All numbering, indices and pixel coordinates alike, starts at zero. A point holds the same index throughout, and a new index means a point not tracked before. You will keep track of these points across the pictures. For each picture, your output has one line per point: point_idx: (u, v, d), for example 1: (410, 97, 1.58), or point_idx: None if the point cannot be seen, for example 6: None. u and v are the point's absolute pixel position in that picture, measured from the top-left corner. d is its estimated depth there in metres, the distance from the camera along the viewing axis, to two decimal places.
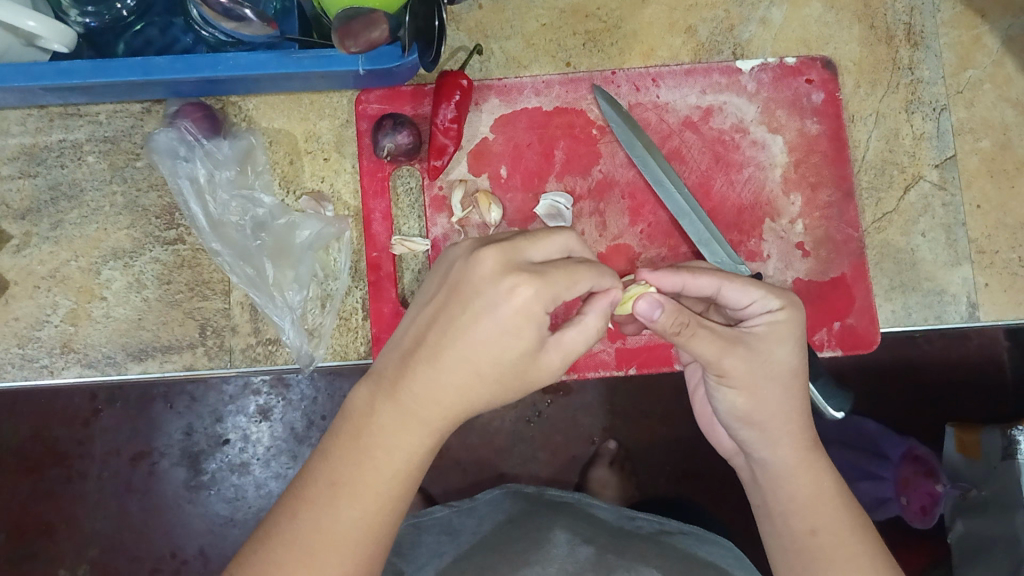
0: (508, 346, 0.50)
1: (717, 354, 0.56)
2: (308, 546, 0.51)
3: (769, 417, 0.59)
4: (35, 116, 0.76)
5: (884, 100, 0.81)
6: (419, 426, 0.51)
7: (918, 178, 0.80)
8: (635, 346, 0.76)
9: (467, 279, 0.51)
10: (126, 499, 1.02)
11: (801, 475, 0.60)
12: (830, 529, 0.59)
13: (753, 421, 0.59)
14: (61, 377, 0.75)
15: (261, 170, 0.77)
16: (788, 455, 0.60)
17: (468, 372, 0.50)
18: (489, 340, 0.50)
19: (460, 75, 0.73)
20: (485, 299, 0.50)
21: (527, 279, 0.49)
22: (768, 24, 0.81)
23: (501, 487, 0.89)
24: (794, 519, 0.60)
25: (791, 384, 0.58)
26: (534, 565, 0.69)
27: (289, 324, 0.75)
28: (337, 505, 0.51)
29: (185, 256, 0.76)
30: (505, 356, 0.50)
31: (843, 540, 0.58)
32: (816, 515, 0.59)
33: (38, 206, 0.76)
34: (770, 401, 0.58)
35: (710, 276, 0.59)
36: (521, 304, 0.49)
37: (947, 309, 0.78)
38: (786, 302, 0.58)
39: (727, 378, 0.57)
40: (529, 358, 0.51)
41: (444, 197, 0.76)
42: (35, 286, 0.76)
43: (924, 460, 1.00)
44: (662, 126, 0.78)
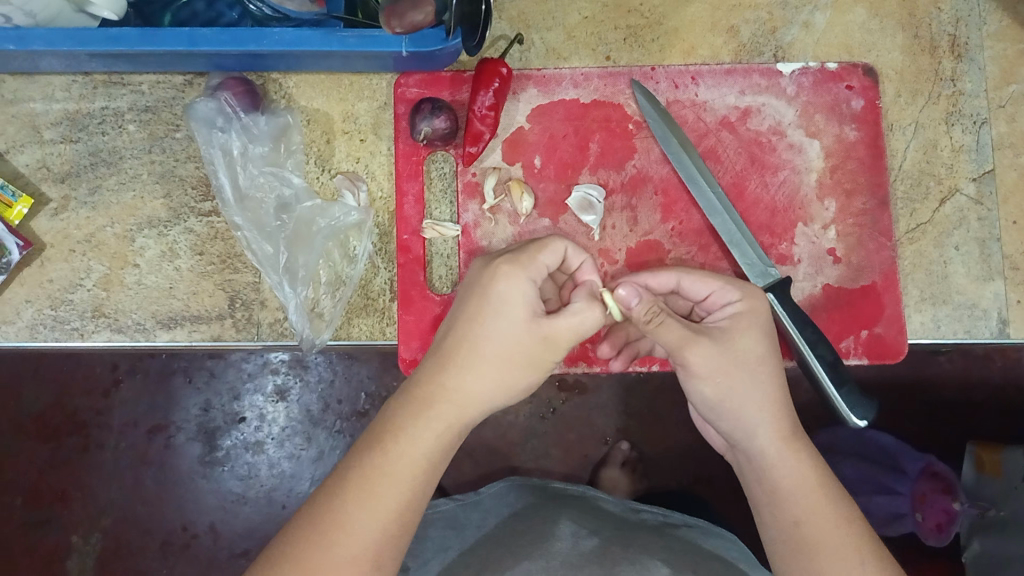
0: (501, 323, 0.56)
1: (680, 342, 0.59)
2: (319, 527, 0.52)
3: (749, 392, 0.59)
4: (79, 83, 0.77)
5: (924, 111, 0.80)
6: (427, 413, 0.55)
7: (954, 190, 0.79)
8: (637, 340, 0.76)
9: (469, 283, 0.60)
10: (141, 469, 1.02)
11: (788, 459, 0.58)
12: (813, 515, 0.56)
13: (727, 410, 0.60)
14: (91, 340, 0.75)
15: (294, 150, 0.77)
16: (773, 438, 0.59)
17: (468, 349, 0.56)
18: (503, 320, 0.56)
19: (500, 63, 0.73)
20: (481, 287, 0.58)
21: (507, 262, 0.58)
22: (811, 28, 0.80)
23: (505, 481, 0.89)
24: (783, 508, 0.57)
25: (760, 371, 0.59)
26: (537, 557, 0.69)
27: (294, 307, 0.76)
28: (349, 494, 0.53)
29: (219, 229, 0.77)
30: (506, 334, 0.56)
31: (830, 529, 0.56)
32: (804, 501, 0.57)
33: (77, 170, 0.77)
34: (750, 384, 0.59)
35: (669, 272, 0.65)
36: (515, 285, 0.57)
37: (977, 324, 0.77)
38: (744, 295, 0.62)
39: (693, 368, 0.59)
40: (523, 334, 0.56)
41: (477, 183, 0.76)
42: (71, 249, 0.76)
43: (945, 477, 0.96)
44: (699, 124, 0.77)
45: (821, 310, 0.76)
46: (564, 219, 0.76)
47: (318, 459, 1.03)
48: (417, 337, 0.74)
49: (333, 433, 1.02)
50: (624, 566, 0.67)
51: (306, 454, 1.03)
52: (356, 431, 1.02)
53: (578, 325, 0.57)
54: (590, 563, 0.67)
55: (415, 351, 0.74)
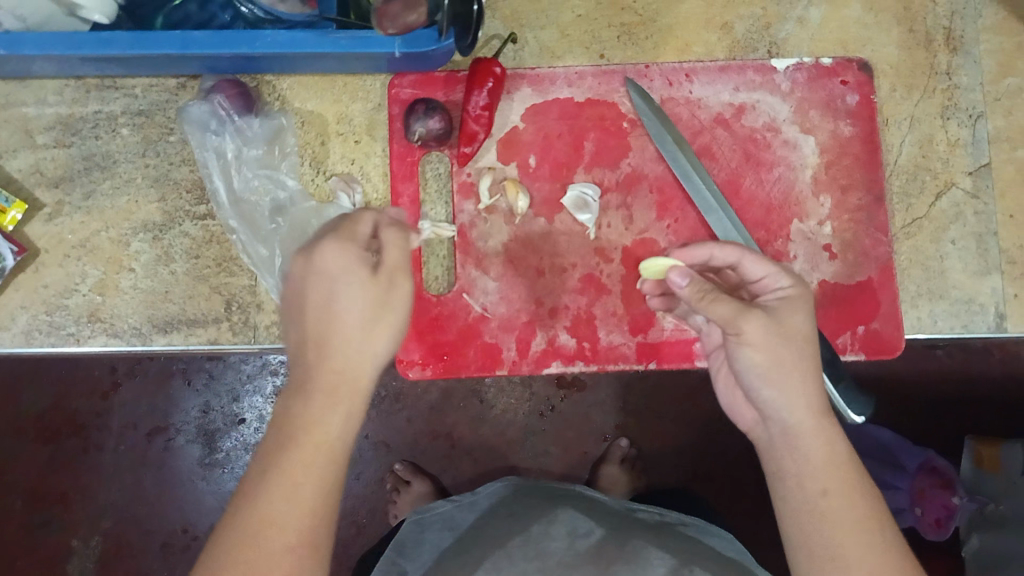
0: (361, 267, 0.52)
1: (734, 314, 0.57)
2: (245, 531, 0.46)
3: (786, 374, 0.56)
4: (72, 87, 0.77)
5: (920, 105, 0.80)
6: (333, 389, 0.50)
7: (951, 185, 0.79)
8: (656, 340, 0.75)
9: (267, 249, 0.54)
10: (139, 472, 1.02)
11: (817, 435, 0.56)
12: (840, 492, 0.54)
13: (769, 381, 0.57)
14: (87, 345, 0.75)
15: (289, 152, 0.77)
16: (805, 417, 0.56)
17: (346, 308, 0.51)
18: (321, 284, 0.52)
19: (494, 63, 0.73)
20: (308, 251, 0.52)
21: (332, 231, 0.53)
22: (805, 24, 0.80)
23: (501, 480, 0.89)
24: (807, 481, 0.54)
25: (805, 348, 0.57)
26: (532, 558, 0.69)
27: None
28: (273, 489, 0.47)
29: (215, 232, 0.77)
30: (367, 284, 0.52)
31: (855, 504, 0.53)
32: (828, 477, 0.54)
33: (71, 175, 0.77)
34: (788, 360, 0.56)
35: (735, 247, 0.63)
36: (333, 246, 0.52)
37: (974, 319, 0.77)
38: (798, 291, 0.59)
39: (746, 338, 0.57)
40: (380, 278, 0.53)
41: (472, 183, 0.76)
42: (66, 254, 0.76)
43: (944, 473, 0.93)
44: (694, 122, 0.77)
45: (817, 306, 0.76)
46: (559, 219, 0.76)
47: None
48: (413, 337, 0.75)
49: None
50: (619, 565, 0.67)
51: None
52: (354, 431, 1.03)
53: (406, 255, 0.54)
54: (587, 562, 0.67)
55: (413, 352, 0.75)
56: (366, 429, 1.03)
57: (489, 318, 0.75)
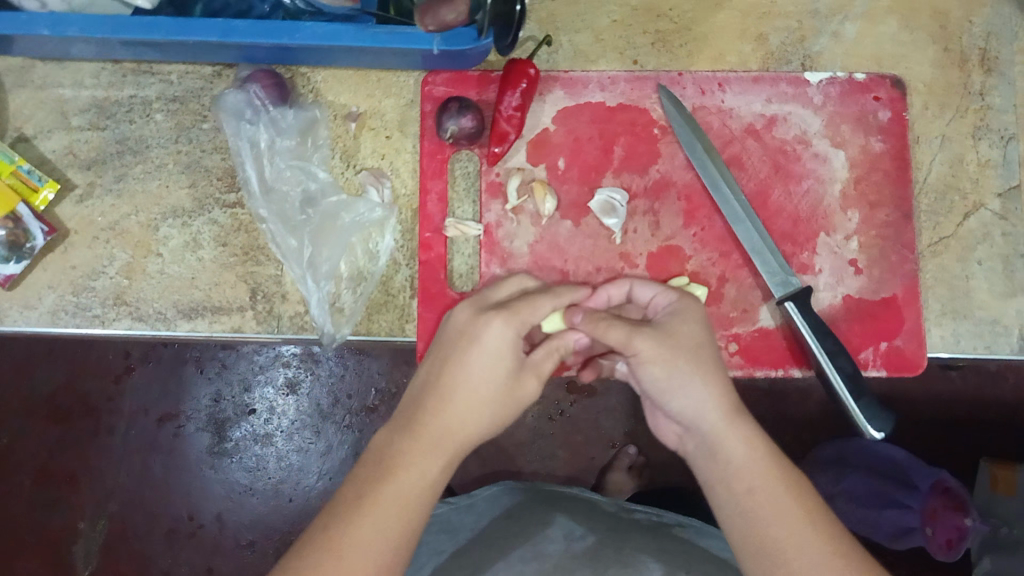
0: (496, 369, 0.59)
1: (625, 337, 0.60)
2: (337, 547, 0.51)
3: (686, 378, 0.58)
4: (108, 71, 0.78)
5: (952, 125, 0.79)
6: (429, 442, 0.56)
7: (980, 206, 0.79)
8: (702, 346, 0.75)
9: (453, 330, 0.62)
10: (151, 456, 1.03)
11: (731, 436, 0.57)
12: (765, 485, 0.55)
13: (670, 393, 0.59)
14: (112, 328, 0.76)
15: (321, 144, 0.77)
16: (716, 420, 0.58)
17: (464, 392, 0.58)
18: (480, 367, 0.59)
19: (528, 64, 0.73)
20: (473, 332, 0.60)
21: (502, 314, 0.61)
22: (840, 39, 0.80)
23: (499, 484, 0.88)
24: (731, 481, 0.56)
25: (699, 353, 0.59)
26: (529, 560, 0.69)
27: (316, 301, 0.76)
28: (364, 518, 0.53)
29: (243, 220, 0.77)
30: (500, 372, 0.59)
31: (779, 494, 0.54)
32: (749, 473, 0.55)
33: (104, 158, 0.77)
34: (682, 367, 0.58)
35: (625, 280, 0.69)
36: (498, 325, 0.60)
37: (998, 340, 0.77)
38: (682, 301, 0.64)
39: (643, 356, 0.59)
40: (510, 374, 0.60)
41: (501, 182, 0.76)
42: (95, 236, 0.77)
43: (956, 494, 0.92)
44: (724, 131, 0.77)
45: (841, 320, 0.75)
46: (586, 222, 0.76)
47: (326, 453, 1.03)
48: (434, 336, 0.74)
49: (342, 428, 1.02)
50: (615, 568, 0.67)
51: (315, 447, 1.03)
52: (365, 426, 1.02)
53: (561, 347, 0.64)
54: (583, 567, 0.67)
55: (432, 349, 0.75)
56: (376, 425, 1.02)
57: None
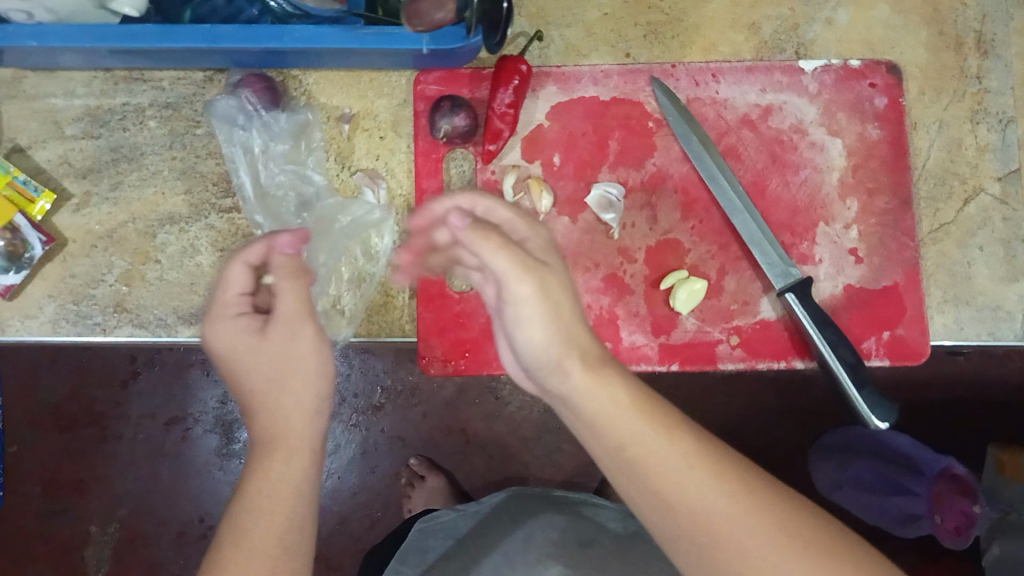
0: (259, 354, 0.54)
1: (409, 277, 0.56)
2: None
3: (563, 301, 0.50)
4: (100, 79, 0.78)
5: (948, 109, 0.79)
6: (291, 449, 0.52)
7: (978, 190, 0.78)
8: (746, 335, 0.76)
9: (217, 317, 0.56)
10: (157, 460, 1.03)
11: (593, 388, 0.47)
12: (636, 437, 0.45)
13: (555, 354, 0.49)
14: (113, 335, 0.76)
15: (314, 147, 0.77)
16: (584, 376, 0.48)
17: (270, 367, 0.54)
18: (245, 343, 0.55)
19: (520, 61, 0.72)
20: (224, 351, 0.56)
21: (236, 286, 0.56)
22: (833, 25, 0.79)
23: (505, 491, 0.88)
24: (598, 435, 0.46)
25: (539, 267, 0.49)
26: (533, 563, 0.69)
27: (317, 304, 0.76)
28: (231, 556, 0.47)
29: (240, 225, 0.77)
30: (263, 354, 0.54)
31: (649, 445, 0.45)
32: (609, 427, 0.46)
33: (99, 166, 0.77)
34: (543, 291, 0.49)
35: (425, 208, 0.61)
36: (231, 277, 0.56)
37: (1000, 325, 0.76)
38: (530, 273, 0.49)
39: (516, 301, 0.49)
40: (283, 351, 0.54)
41: (496, 180, 0.76)
42: (93, 245, 0.77)
43: (963, 479, 0.93)
44: (719, 122, 0.77)
45: (842, 310, 0.75)
46: (583, 217, 0.76)
47: (334, 451, 1.02)
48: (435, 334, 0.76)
49: (348, 424, 1.01)
50: None
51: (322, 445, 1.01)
52: (371, 424, 1.01)
53: (298, 297, 0.56)
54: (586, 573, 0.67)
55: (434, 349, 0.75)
56: (382, 424, 1.01)
57: None
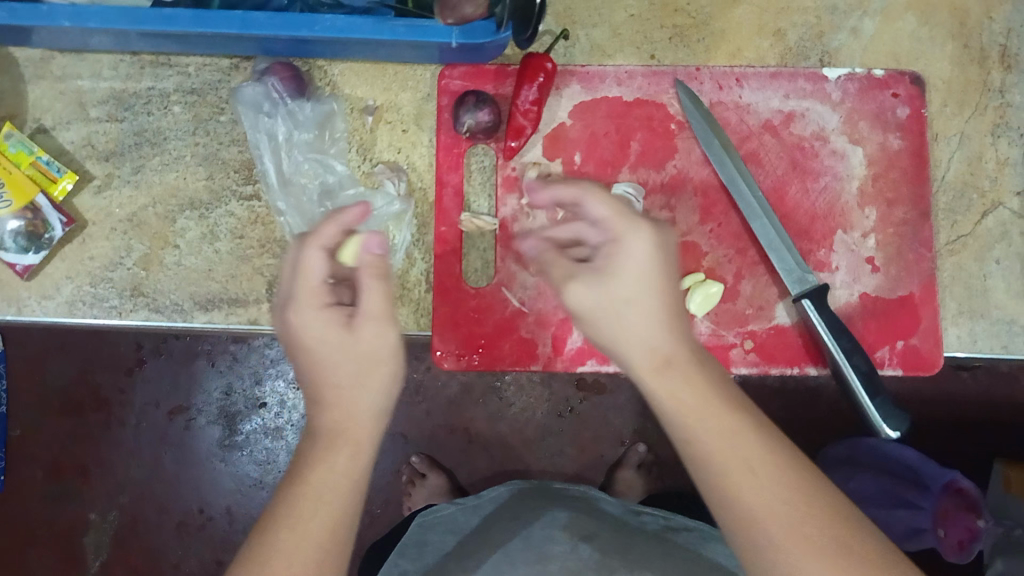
0: (334, 344, 0.53)
1: (610, 215, 0.54)
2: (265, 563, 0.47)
3: (638, 284, 0.52)
4: (127, 63, 0.78)
5: (971, 122, 0.79)
6: (350, 436, 0.52)
7: (997, 204, 0.78)
8: (766, 339, 0.75)
9: (306, 290, 0.53)
10: (160, 450, 1.02)
11: (708, 404, 0.50)
12: (749, 458, 0.48)
13: (618, 342, 0.53)
14: (129, 319, 0.76)
15: (338, 137, 0.77)
16: (665, 372, 0.51)
17: (330, 364, 0.53)
18: (314, 324, 0.53)
19: (546, 58, 0.73)
20: (298, 344, 0.54)
21: (323, 303, 0.54)
22: (858, 35, 0.80)
23: (505, 484, 0.88)
24: (692, 447, 0.50)
25: (653, 285, 0.53)
26: (534, 563, 0.69)
27: None
28: (285, 536, 0.48)
29: (259, 213, 0.77)
30: (345, 349, 0.53)
31: (725, 448, 0.49)
32: (696, 435, 0.50)
33: (122, 149, 0.78)
34: (640, 305, 0.53)
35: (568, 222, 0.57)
36: (310, 263, 0.54)
37: (1016, 340, 0.76)
38: (623, 231, 0.54)
39: (628, 250, 0.53)
40: (343, 342, 0.53)
41: (516, 177, 0.76)
42: (113, 228, 0.77)
43: (968, 494, 0.90)
44: (742, 127, 0.77)
45: (856, 318, 0.75)
46: None
47: None
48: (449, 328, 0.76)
49: None
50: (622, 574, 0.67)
51: None
52: None
53: (381, 291, 0.55)
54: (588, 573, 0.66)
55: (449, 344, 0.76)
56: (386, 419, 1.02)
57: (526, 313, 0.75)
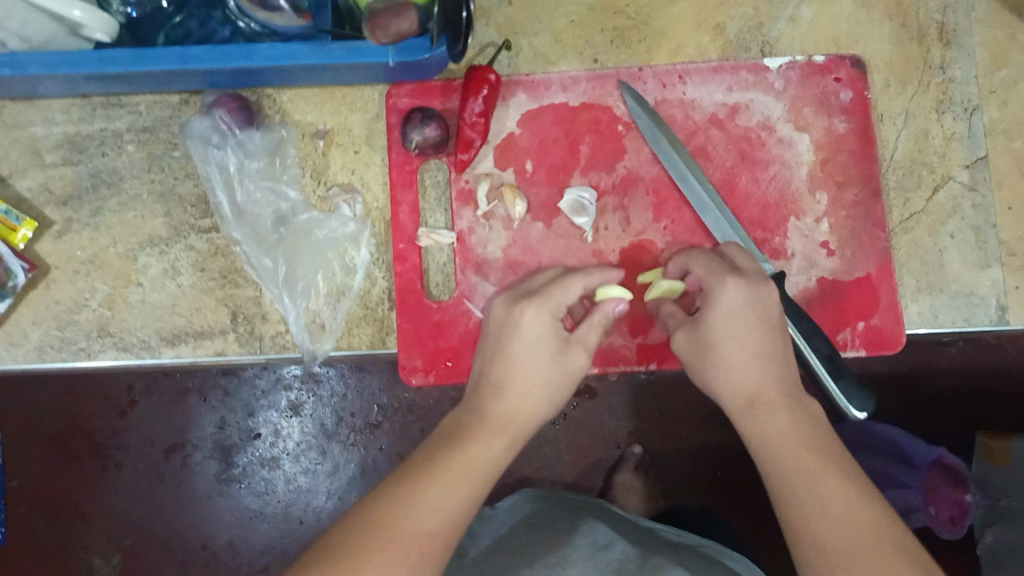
0: (540, 353, 0.65)
1: (710, 271, 0.65)
2: (394, 516, 0.53)
3: (751, 323, 0.62)
4: (79, 106, 0.79)
5: (915, 100, 0.80)
6: (503, 437, 0.62)
7: (947, 178, 0.79)
8: (656, 341, 0.76)
9: (496, 324, 0.67)
10: (160, 490, 1.02)
11: (780, 418, 0.60)
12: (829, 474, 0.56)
13: (719, 375, 0.63)
14: (97, 359, 0.77)
15: (290, 164, 0.78)
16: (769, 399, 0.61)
17: (532, 379, 0.64)
18: (525, 352, 0.64)
19: (489, 71, 0.74)
20: (512, 324, 0.66)
21: (535, 302, 0.66)
22: (798, 22, 0.81)
23: (518, 493, 0.88)
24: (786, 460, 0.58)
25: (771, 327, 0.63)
26: (554, 566, 0.70)
27: (294, 318, 0.77)
28: (423, 492, 0.55)
29: (218, 245, 0.78)
30: (543, 362, 0.64)
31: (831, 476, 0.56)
32: (805, 455, 0.57)
33: (80, 193, 0.78)
34: (733, 339, 0.62)
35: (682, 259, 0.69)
36: (530, 316, 0.65)
37: (975, 311, 0.77)
38: (717, 283, 0.63)
39: (722, 299, 0.63)
40: (559, 357, 0.65)
41: (470, 189, 0.77)
42: (76, 271, 0.78)
43: (954, 468, 0.92)
44: (688, 123, 0.78)
45: (815, 302, 0.76)
46: (557, 222, 0.77)
47: (335, 473, 1.02)
48: (415, 346, 0.76)
49: (348, 446, 1.02)
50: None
51: (322, 468, 1.02)
52: (369, 443, 1.02)
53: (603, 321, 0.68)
54: None
55: (414, 359, 0.76)
56: (380, 442, 1.01)
57: None
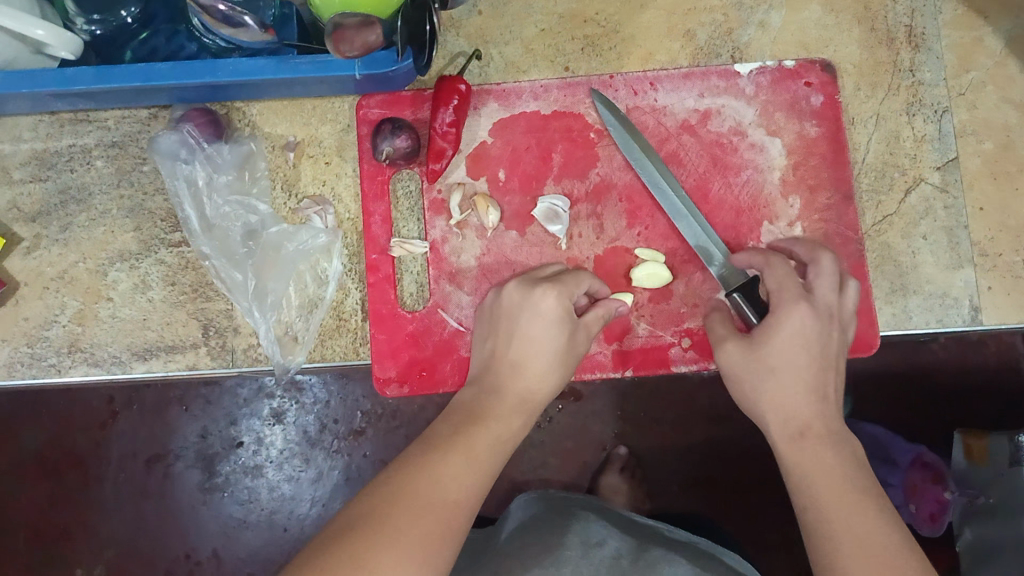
0: (549, 335, 0.66)
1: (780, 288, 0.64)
2: (421, 489, 0.54)
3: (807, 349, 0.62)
4: (46, 122, 0.78)
5: (884, 103, 0.80)
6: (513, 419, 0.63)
7: (919, 181, 0.79)
8: (633, 347, 0.76)
9: (510, 302, 0.69)
10: (142, 503, 1.00)
11: (804, 442, 0.60)
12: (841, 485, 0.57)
13: (773, 379, 0.62)
14: (67, 376, 0.77)
15: (259, 176, 0.78)
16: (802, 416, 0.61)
17: (540, 358, 0.66)
18: (536, 328, 0.66)
19: (458, 80, 0.73)
20: (523, 303, 0.68)
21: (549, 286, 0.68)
22: (766, 27, 0.81)
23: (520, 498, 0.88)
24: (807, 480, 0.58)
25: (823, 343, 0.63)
26: (548, 565, 0.70)
27: (265, 331, 0.77)
28: (446, 464, 0.56)
29: (189, 258, 0.78)
30: (552, 343, 0.66)
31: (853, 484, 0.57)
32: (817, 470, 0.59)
33: (48, 209, 0.78)
34: (795, 356, 0.62)
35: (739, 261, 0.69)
36: (538, 296, 0.67)
37: (948, 312, 0.77)
38: (795, 298, 0.63)
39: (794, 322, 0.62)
40: (568, 340, 0.67)
41: (443, 200, 0.77)
42: (45, 287, 0.77)
43: (934, 467, 0.94)
44: (660, 129, 0.78)
45: None
46: (531, 230, 0.77)
47: (318, 480, 1.00)
48: (389, 358, 0.76)
49: (331, 454, 1.00)
50: None
51: (305, 476, 1.00)
52: (353, 450, 1.00)
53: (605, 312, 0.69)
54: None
55: (389, 370, 0.76)
56: (364, 449, 1.00)
57: (464, 332, 0.76)
